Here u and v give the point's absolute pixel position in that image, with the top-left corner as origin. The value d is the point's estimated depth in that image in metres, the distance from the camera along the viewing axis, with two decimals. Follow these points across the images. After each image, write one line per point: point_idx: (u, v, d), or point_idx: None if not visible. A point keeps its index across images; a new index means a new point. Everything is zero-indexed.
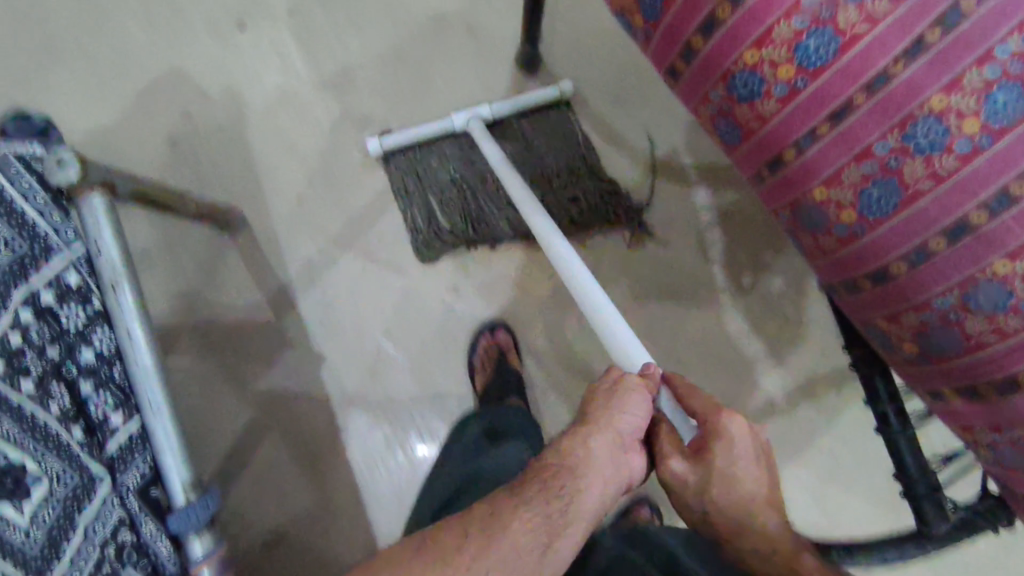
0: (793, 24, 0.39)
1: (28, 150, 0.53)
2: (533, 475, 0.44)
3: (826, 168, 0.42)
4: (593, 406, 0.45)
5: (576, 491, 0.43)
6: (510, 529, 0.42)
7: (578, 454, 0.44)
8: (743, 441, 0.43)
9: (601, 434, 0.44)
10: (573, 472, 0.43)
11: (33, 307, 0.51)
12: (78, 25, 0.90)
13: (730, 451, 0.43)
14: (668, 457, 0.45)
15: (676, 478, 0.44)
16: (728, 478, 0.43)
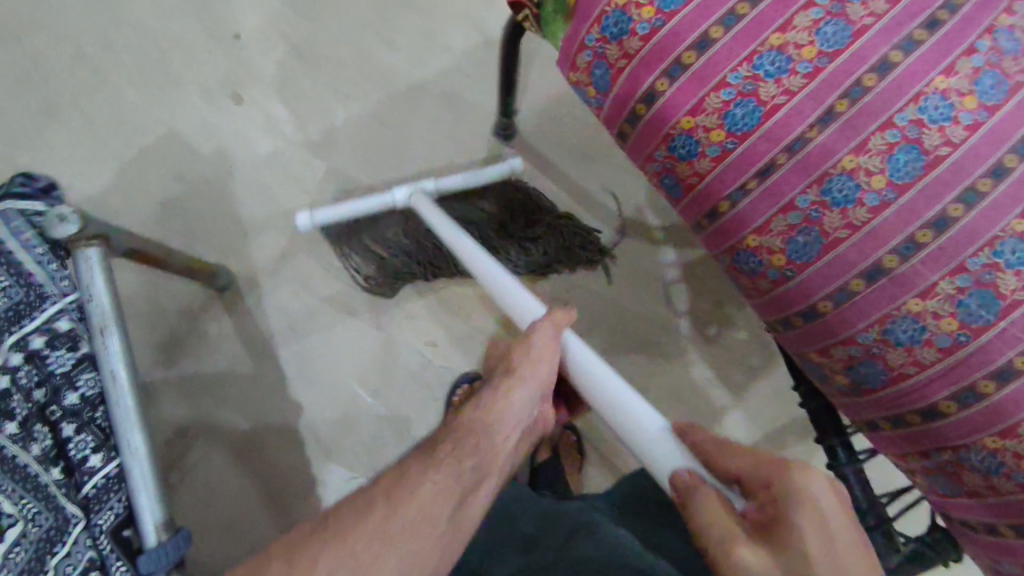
0: (722, 95, 0.45)
1: (32, 208, 0.58)
2: (446, 438, 0.42)
3: (757, 218, 0.46)
4: (509, 366, 0.47)
5: (494, 441, 0.43)
6: (423, 486, 0.39)
7: (491, 412, 0.44)
8: (831, 502, 0.35)
9: (516, 392, 0.45)
10: (490, 425, 0.43)
11: (23, 351, 0.54)
12: (76, 91, 0.95)
13: (819, 513, 0.35)
14: (733, 543, 0.35)
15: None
16: (826, 554, 0.34)
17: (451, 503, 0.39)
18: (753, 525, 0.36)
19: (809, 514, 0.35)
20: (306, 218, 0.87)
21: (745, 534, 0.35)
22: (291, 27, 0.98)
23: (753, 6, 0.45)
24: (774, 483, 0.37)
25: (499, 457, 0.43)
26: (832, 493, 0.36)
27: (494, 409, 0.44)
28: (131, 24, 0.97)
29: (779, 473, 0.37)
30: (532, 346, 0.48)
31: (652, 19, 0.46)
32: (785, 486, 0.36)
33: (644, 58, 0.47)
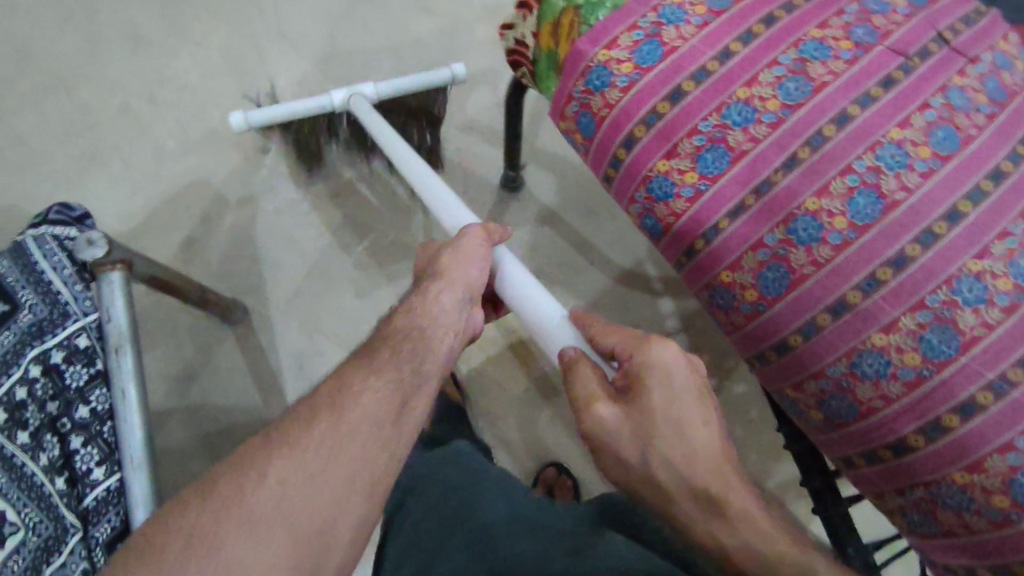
0: (694, 141, 0.49)
1: (64, 233, 0.65)
2: (382, 348, 0.47)
3: (729, 255, 0.49)
4: (438, 270, 0.50)
5: (429, 342, 0.48)
6: (362, 391, 0.44)
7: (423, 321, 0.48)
8: (679, 369, 0.46)
9: (445, 295, 0.49)
10: (422, 331, 0.48)
11: (42, 364, 0.59)
12: (119, 139, 1.03)
13: (666, 376, 0.46)
14: (596, 403, 0.46)
15: (607, 425, 0.46)
16: (666, 409, 0.45)
17: (391, 412, 0.44)
18: (616, 389, 0.47)
19: (657, 380, 0.46)
20: (240, 118, 0.81)
21: (609, 396, 0.46)
22: (318, 83, 1.06)
23: (723, 64, 0.50)
24: (631, 353, 0.47)
25: (438, 352, 0.48)
26: (682, 360, 0.47)
27: (426, 312, 0.48)
28: (174, 79, 1.06)
29: (641, 348, 0.47)
30: (458, 251, 0.51)
31: (631, 74, 0.51)
32: (643, 357, 0.46)
33: (625, 108, 0.51)
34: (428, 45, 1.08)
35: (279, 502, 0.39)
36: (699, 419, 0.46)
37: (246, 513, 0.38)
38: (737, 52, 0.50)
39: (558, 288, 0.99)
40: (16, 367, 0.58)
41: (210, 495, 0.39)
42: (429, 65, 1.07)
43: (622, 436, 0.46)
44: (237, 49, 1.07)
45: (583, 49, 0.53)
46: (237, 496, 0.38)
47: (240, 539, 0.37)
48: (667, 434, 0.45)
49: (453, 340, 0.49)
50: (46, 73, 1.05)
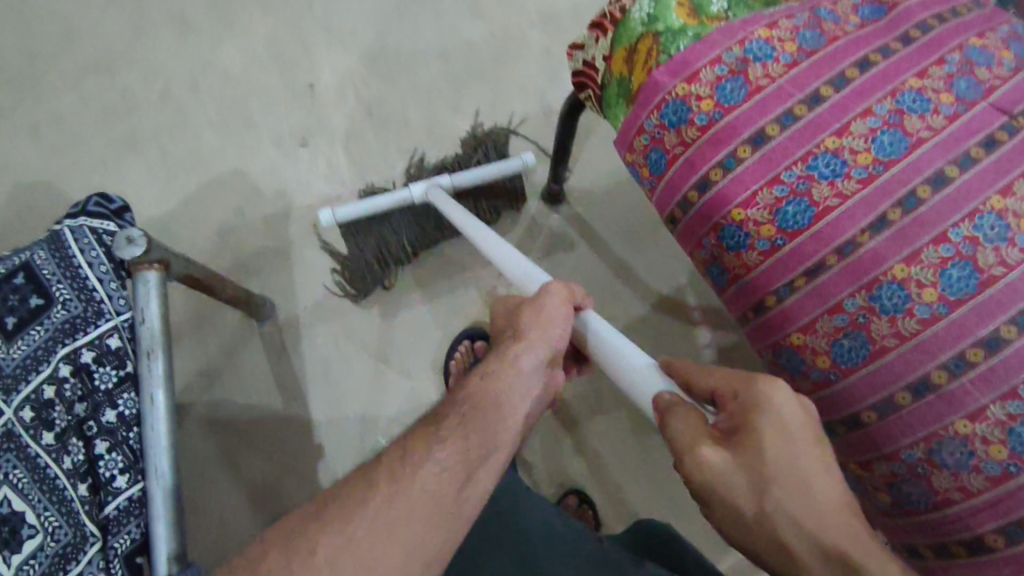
0: (775, 191, 0.46)
1: (102, 226, 0.63)
2: (454, 413, 0.49)
3: (802, 317, 0.46)
4: (518, 336, 0.53)
5: (502, 403, 0.49)
6: (424, 463, 0.45)
7: (500, 382, 0.50)
8: (789, 410, 0.43)
9: (523, 357, 0.52)
10: (496, 396, 0.50)
11: (71, 364, 0.58)
12: (160, 126, 1.02)
13: (778, 420, 0.43)
14: (698, 444, 0.43)
15: (714, 465, 0.43)
16: (777, 455, 0.42)
17: (452, 486, 0.45)
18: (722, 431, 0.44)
19: (767, 420, 0.43)
20: (330, 215, 0.84)
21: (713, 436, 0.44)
22: (364, 82, 1.04)
23: (811, 108, 0.47)
24: (736, 394, 0.45)
25: (509, 415, 0.49)
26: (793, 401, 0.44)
27: (504, 373, 0.51)
28: (218, 69, 1.04)
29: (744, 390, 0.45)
30: (539, 308, 0.54)
31: (711, 112, 0.48)
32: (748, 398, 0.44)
33: (700, 148, 0.48)
34: (477, 48, 1.05)
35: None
36: (817, 468, 0.43)
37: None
38: (828, 97, 0.47)
39: (594, 312, 0.96)
40: (46, 365, 0.56)
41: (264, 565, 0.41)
42: (477, 71, 1.05)
43: (732, 478, 0.43)
44: (284, 42, 1.05)
45: (660, 81, 0.49)
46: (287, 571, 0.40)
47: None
48: (779, 477, 0.42)
49: (524, 403, 0.50)
50: (91, 54, 1.04)
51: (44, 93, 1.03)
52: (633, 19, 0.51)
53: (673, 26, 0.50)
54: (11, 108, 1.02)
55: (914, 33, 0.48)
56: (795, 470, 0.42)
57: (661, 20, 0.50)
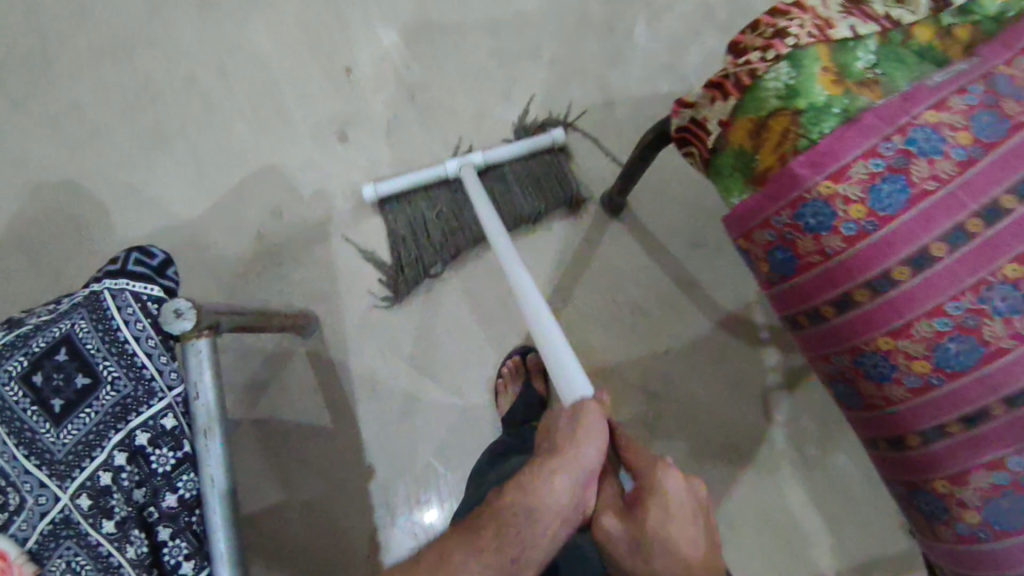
0: (935, 324, 0.39)
1: (146, 291, 0.58)
2: (488, 523, 0.45)
3: (952, 465, 0.41)
4: (551, 446, 0.46)
5: (523, 520, 0.45)
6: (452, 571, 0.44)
7: (526, 495, 0.45)
8: (678, 496, 0.44)
9: (557, 479, 0.44)
10: (526, 516, 0.45)
11: (127, 450, 0.55)
12: (187, 114, 0.94)
13: (666, 504, 0.43)
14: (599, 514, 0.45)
15: (610, 537, 0.44)
16: (663, 542, 0.42)
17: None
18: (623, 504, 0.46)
19: (655, 503, 0.43)
20: (371, 189, 0.86)
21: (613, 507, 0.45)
22: (405, 66, 0.94)
23: (989, 223, 0.39)
24: (640, 471, 0.46)
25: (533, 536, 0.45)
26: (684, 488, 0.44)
27: (533, 486, 0.45)
28: (247, 50, 0.94)
29: (649, 468, 0.45)
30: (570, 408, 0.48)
31: (862, 221, 0.40)
32: (650, 478, 0.44)
33: (844, 262, 0.41)
34: (531, 27, 0.94)
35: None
36: (694, 544, 0.43)
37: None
38: (1011, 209, 0.38)
39: (656, 328, 0.89)
40: (99, 450, 0.54)
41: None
42: (530, 54, 0.94)
43: (621, 552, 0.43)
44: (316, 21, 0.95)
45: (799, 173, 0.41)
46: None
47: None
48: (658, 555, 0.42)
49: (548, 525, 0.44)
50: (108, 32, 0.95)
51: (60, 76, 0.94)
52: (767, 87, 0.43)
53: (818, 102, 0.41)
54: (24, 96, 0.94)
55: None
56: (672, 554, 0.42)
57: (804, 94, 0.41)
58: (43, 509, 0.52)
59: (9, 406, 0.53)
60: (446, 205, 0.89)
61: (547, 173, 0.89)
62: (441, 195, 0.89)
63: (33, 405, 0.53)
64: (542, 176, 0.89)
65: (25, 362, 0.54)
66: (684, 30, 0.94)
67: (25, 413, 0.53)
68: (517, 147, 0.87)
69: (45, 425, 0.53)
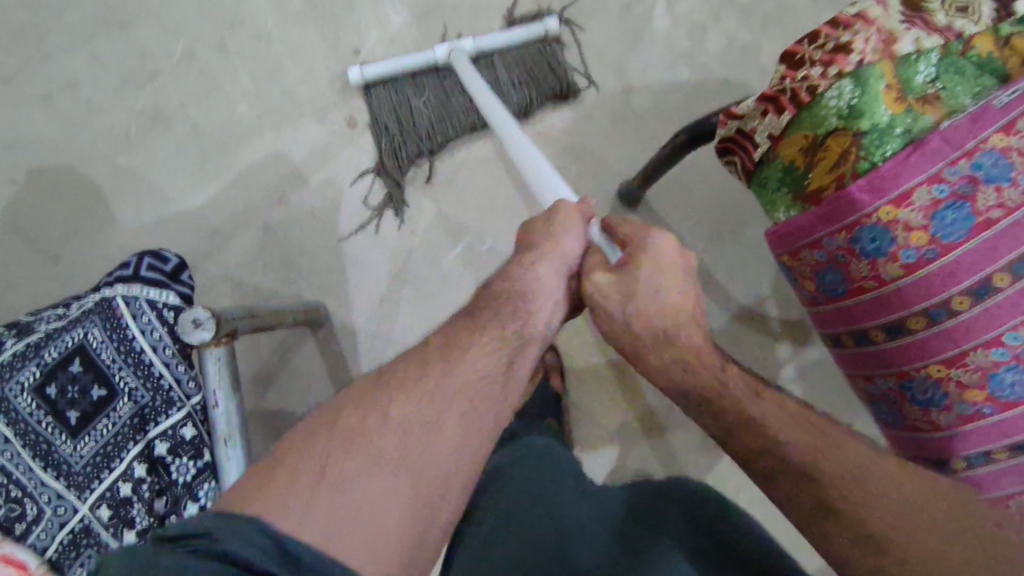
0: (992, 354, 0.39)
1: (162, 298, 0.56)
2: (484, 307, 0.47)
3: (998, 488, 0.41)
4: (531, 240, 0.49)
5: (523, 306, 0.47)
6: (471, 350, 0.45)
7: (521, 281, 0.47)
8: (668, 253, 0.48)
9: (546, 264, 0.48)
10: (522, 296, 0.47)
11: (146, 461, 0.55)
12: (187, 94, 0.89)
13: (656, 259, 0.47)
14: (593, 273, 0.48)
15: (600, 293, 0.48)
16: (653, 288, 0.47)
17: (494, 377, 0.44)
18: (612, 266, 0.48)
19: (646, 256, 0.47)
20: (359, 73, 0.84)
21: (603, 268, 0.48)
22: (416, 47, 0.90)
23: None
24: (634, 236, 0.49)
25: (534, 312, 0.47)
26: (674, 250, 0.48)
27: (524, 272, 0.48)
28: (248, 26, 0.90)
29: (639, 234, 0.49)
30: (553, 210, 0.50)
31: (923, 249, 0.39)
32: (640, 240, 0.48)
33: (900, 289, 0.40)
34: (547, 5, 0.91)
35: (394, 452, 0.40)
36: (681, 296, 0.47)
37: (366, 458, 0.39)
38: None
39: None
40: (118, 461, 0.53)
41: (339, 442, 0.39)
42: None
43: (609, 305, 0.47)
44: None
45: (857, 198, 0.39)
46: (354, 444, 0.39)
47: (365, 481, 0.38)
48: (648, 303, 0.47)
49: (543, 301, 0.48)
50: (102, 5, 0.90)
51: (52, 52, 0.89)
52: (826, 106, 0.41)
53: (882, 122, 0.39)
54: (16, 71, 0.89)
55: None
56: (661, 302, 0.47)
57: (867, 114, 0.39)
58: (63, 519, 0.50)
59: (23, 417, 0.50)
60: (434, 90, 0.86)
61: (539, 62, 0.87)
62: (429, 82, 0.86)
63: (48, 417, 0.51)
64: (534, 65, 0.87)
65: (37, 372, 0.51)
66: (705, 13, 0.91)
67: (39, 425, 0.50)
68: (508, 35, 0.86)
69: (60, 436, 0.51)
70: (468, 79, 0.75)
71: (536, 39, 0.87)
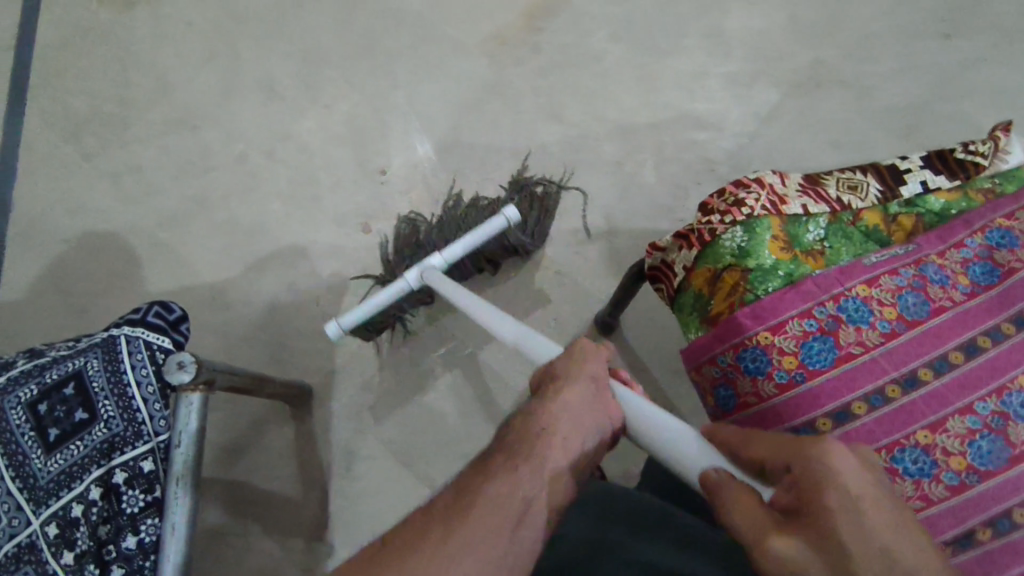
0: None
1: (157, 341, 0.64)
2: (505, 441, 0.47)
3: None
4: (557, 375, 0.51)
5: (552, 438, 0.46)
6: (482, 490, 0.43)
7: (547, 415, 0.47)
8: (851, 473, 0.38)
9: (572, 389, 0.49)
10: (547, 426, 0.47)
11: (102, 487, 0.59)
12: (232, 188, 1.04)
13: (842, 488, 0.37)
14: (765, 540, 0.37)
15: (789, 556, 0.36)
16: (855, 529, 0.36)
17: (512, 511, 0.42)
18: (782, 515, 0.38)
19: (824, 488, 0.37)
20: (335, 327, 0.80)
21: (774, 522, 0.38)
22: (434, 175, 1.04)
23: (905, 391, 0.44)
24: (790, 464, 0.40)
25: (565, 445, 0.46)
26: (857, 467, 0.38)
27: (551, 404, 0.48)
28: (296, 141, 1.06)
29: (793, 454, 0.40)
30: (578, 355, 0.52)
31: (793, 372, 0.45)
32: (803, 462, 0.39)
33: (775, 406, 0.45)
34: (552, 155, 1.05)
35: None
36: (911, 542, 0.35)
37: None
38: (925, 382, 0.44)
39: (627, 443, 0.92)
40: (78, 482, 0.58)
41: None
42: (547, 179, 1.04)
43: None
44: (364, 124, 1.06)
45: (743, 323, 0.46)
46: None
47: None
48: (873, 560, 0.35)
49: (583, 435, 0.47)
50: (180, 109, 1.07)
51: (130, 141, 1.06)
52: (724, 246, 0.49)
53: (764, 265, 0.48)
54: (95, 152, 1.05)
55: (1008, 326, 0.45)
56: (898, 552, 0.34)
57: (752, 256, 0.48)
58: (12, 530, 0.54)
59: (11, 428, 0.57)
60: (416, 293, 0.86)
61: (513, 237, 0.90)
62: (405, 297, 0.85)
63: (31, 431, 0.58)
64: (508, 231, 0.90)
65: (35, 390, 0.59)
66: (688, 177, 1.04)
67: (22, 437, 0.57)
68: (471, 237, 0.83)
69: (37, 451, 0.57)
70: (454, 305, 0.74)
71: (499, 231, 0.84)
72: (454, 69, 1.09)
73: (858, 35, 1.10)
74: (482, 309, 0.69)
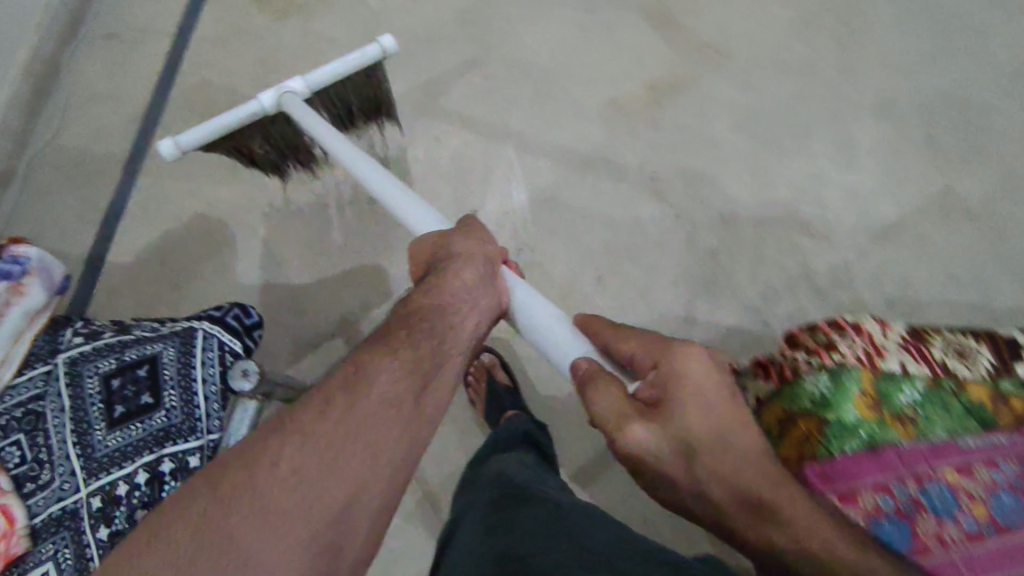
0: None
1: (231, 344, 0.67)
2: (403, 322, 0.57)
3: None
4: (448, 255, 0.62)
5: (450, 316, 0.58)
6: (379, 366, 0.52)
7: (441, 293, 0.59)
8: (703, 370, 0.49)
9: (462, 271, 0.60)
10: (439, 308, 0.58)
11: (149, 472, 0.60)
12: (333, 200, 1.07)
13: (693, 380, 0.48)
14: (630, 425, 0.48)
15: (645, 440, 0.48)
16: (705, 419, 0.47)
17: (406, 394, 0.52)
18: (645, 406, 0.49)
19: (684, 382, 0.48)
20: (172, 144, 0.79)
21: (640, 415, 0.48)
22: (525, 226, 1.05)
23: None
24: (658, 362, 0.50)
25: (456, 318, 0.58)
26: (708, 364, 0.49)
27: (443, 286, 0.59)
28: (402, 167, 1.10)
29: (663, 354, 0.50)
30: (464, 237, 0.63)
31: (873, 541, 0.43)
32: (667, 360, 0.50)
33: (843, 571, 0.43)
34: (644, 232, 1.04)
35: (297, 485, 0.44)
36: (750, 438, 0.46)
37: (251, 504, 0.43)
38: None
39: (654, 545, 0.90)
40: (129, 463, 0.61)
41: (235, 498, 0.43)
42: (634, 255, 1.03)
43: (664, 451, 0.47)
44: (469, 164, 1.09)
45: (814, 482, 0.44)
46: (245, 492, 0.43)
47: (257, 537, 0.42)
48: (715, 450, 0.46)
49: (467, 311, 0.59)
50: None
51: None
52: (806, 388, 0.47)
53: (845, 419, 0.46)
54: None
55: None
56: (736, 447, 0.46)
57: (833, 408, 0.46)
58: (62, 494, 0.60)
59: (85, 396, 0.63)
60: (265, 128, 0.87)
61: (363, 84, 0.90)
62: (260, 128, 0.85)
63: (100, 403, 0.62)
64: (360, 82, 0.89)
65: (113, 364, 0.64)
66: (781, 283, 0.99)
67: (92, 407, 0.62)
68: (335, 64, 0.83)
69: (100, 422, 0.62)
70: (347, 157, 0.78)
71: (371, 61, 0.84)
72: (567, 128, 1.10)
73: (999, 171, 1.03)
74: (358, 167, 0.77)
